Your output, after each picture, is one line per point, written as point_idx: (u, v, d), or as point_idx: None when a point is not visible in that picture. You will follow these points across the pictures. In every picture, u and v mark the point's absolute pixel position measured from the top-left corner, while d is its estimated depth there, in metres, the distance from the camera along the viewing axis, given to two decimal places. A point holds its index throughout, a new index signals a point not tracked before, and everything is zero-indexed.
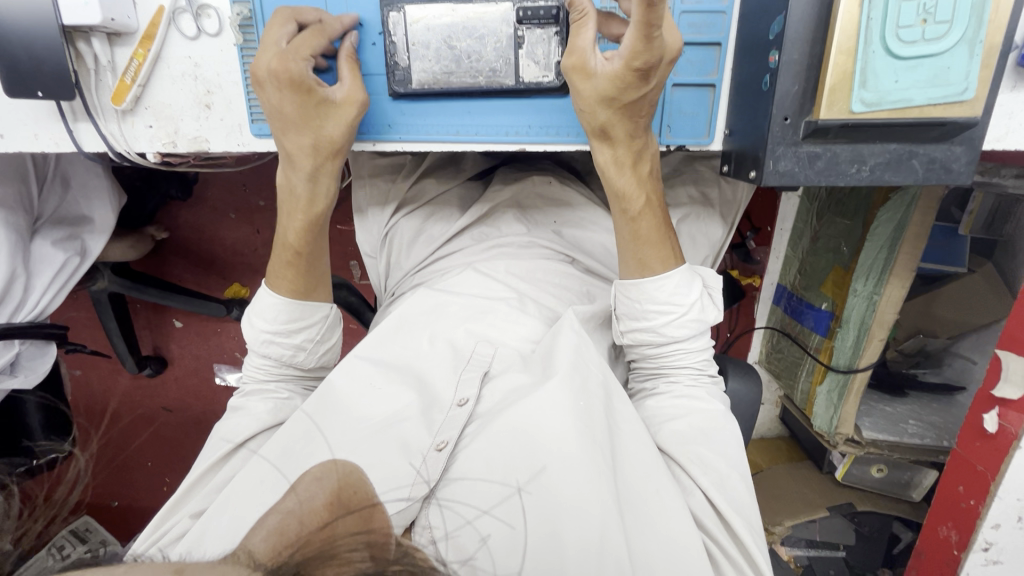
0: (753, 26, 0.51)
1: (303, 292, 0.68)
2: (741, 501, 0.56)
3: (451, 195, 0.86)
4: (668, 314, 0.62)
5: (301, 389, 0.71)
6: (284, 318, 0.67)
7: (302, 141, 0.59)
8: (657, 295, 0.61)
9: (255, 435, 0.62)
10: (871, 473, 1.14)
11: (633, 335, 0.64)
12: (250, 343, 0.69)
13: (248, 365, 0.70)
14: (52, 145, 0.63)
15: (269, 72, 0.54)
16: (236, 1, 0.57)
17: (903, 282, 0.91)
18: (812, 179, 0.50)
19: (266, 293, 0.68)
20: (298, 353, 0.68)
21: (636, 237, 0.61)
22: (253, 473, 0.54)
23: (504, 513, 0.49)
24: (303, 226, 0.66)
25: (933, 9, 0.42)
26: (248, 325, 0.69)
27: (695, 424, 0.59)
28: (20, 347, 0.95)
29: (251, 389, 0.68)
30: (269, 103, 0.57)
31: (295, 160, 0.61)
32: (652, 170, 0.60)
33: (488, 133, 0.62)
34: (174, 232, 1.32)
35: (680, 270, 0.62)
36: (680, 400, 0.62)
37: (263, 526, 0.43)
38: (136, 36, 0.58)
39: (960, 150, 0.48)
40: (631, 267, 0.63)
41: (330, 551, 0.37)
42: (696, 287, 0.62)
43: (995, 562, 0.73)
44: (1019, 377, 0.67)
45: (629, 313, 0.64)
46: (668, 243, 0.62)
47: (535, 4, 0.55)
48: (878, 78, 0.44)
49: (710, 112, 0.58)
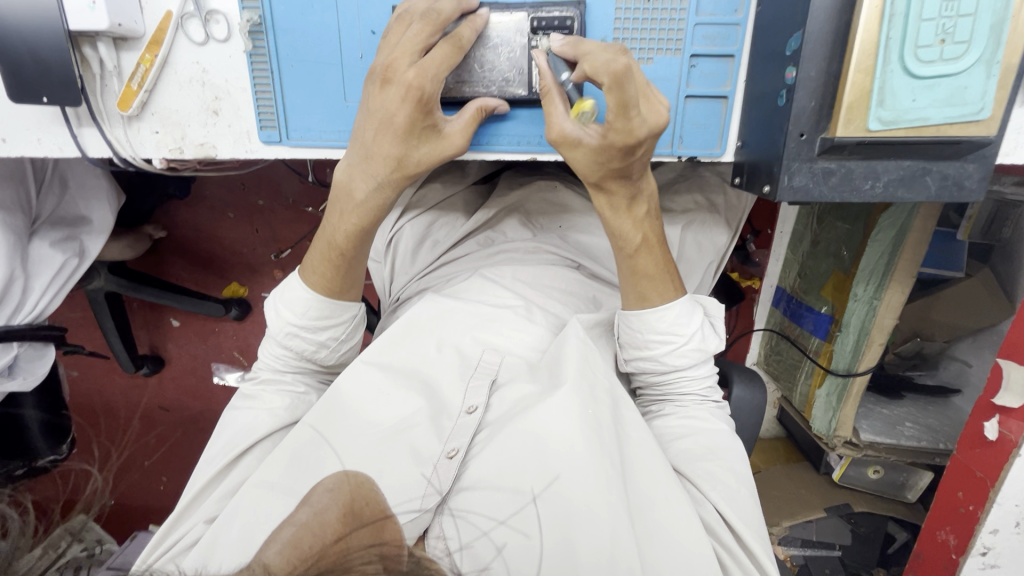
0: (768, 40, 0.51)
1: (338, 291, 0.65)
2: (748, 514, 0.56)
3: (457, 200, 0.88)
4: (669, 344, 0.62)
5: (316, 383, 0.70)
6: (313, 314, 0.65)
7: (392, 151, 0.56)
8: (658, 325, 0.62)
9: (261, 439, 0.61)
10: (867, 474, 1.14)
11: (635, 363, 0.65)
12: (271, 332, 0.66)
13: (267, 351, 0.69)
14: (55, 149, 0.62)
15: (404, 78, 0.52)
16: (245, 7, 0.56)
17: (903, 288, 0.92)
18: (825, 195, 0.50)
19: (296, 283, 0.65)
20: (320, 350, 0.67)
21: (637, 272, 0.62)
22: (259, 480, 0.54)
23: (520, 522, 0.50)
24: (354, 227, 0.62)
25: (952, 29, 0.42)
26: (272, 313, 0.66)
27: (703, 442, 0.61)
28: (19, 348, 0.93)
29: (266, 378, 0.68)
30: (383, 104, 0.54)
31: (371, 163, 0.57)
32: (648, 210, 0.61)
33: (501, 142, 0.62)
34: (173, 231, 1.31)
35: (682, 300, 0.63)
36: (685, 419, 0.63)
37: (275, 538, 0.42)
38: (143, 40, 0.57)
39: (972, 167, 0.49)
40: (632, 299, 0.64)
41: (344, 563, 0.36)
42: (696, 317, 0.63)
43: (993, 566, 0.75)
44: (1020, 386, 0.68)
45: (631, 343, 0.65)
46: (669, 278, 0.63)
47: (550, 14, 0.55)
48: (895, 97, 0.44)
49: (723, 123, 0.58)
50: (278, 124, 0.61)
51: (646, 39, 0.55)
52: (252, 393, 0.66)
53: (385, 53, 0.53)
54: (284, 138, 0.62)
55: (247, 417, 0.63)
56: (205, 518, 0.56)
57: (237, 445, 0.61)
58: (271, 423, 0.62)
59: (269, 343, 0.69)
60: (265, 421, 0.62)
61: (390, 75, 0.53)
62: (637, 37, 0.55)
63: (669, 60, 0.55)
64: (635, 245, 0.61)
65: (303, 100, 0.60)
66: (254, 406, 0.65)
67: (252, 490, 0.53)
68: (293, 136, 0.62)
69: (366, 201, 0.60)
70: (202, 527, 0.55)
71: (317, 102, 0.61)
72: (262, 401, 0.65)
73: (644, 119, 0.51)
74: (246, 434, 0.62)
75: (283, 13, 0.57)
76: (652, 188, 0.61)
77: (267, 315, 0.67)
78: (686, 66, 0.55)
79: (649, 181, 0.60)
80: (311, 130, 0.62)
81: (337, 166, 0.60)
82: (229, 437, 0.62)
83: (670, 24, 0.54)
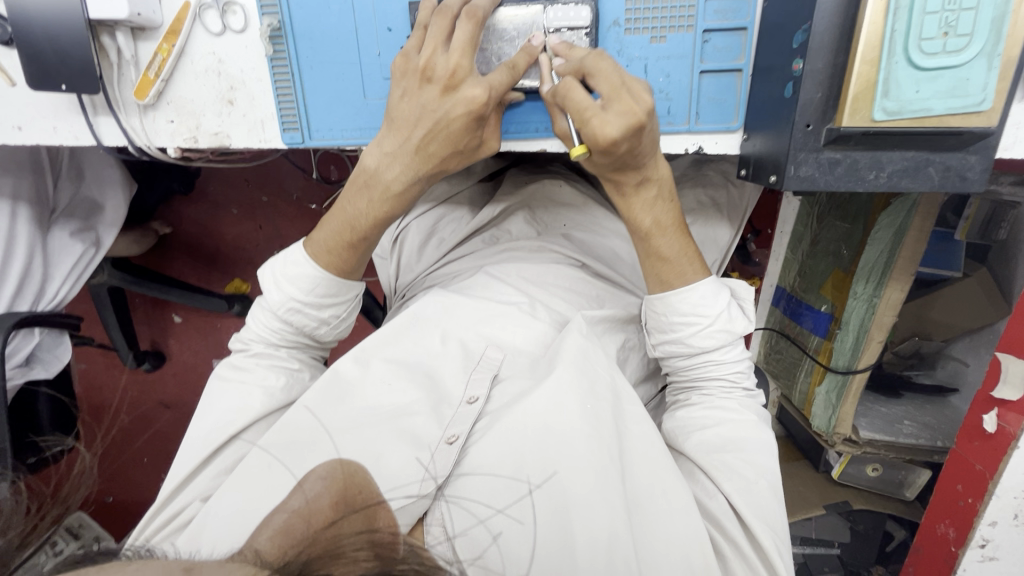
0: (778, 18, 0.52)
1: (344, 271, 0.64)
2: (765, 509, 0.55)
3: (463, 197, 0.89)
4: (693, 325, 0.63)
5: (309, 359, 0.69)
6: (320, 292, 0.63)
7: (442, 152, 0.57)
8: (681, 307, 0.63)
9: (257, 419, 0.61)
10: (866, 472, 1.16)
11: (662, 347, 0.66)
12: (271, 305, 0.64)
13: (260, 323, 0.66)
14: (71, 138, 0.64)
15: (471, 88, 0.53)
16: (265, 12, 0.58)
17: (902, 285, 0.92)
18: (831, 185, 0.51)
19: (301, 257, 0.63)
20: (321, 327, 0.66)
21: (657, 256, 0.63)
22: (257, 458, 0.54)
23: (515, 509, 0.51)
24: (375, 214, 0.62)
25: (954, 22, 0.43)
26: (275, 287, 0.64)
27: (724, 433, 0.60)
28: (38, 337, 0.95)
29: (259, 352, 0.66)
30: (440, 109, 0.54)
31: (402, 152, 0.57)
32: (669, 195, 0.63)
33: (519, 130, 0.63)
34: (177, 227, 1.32)
35: (706, 282, 0.63)
36: (713, 411, 0.62)
37: (268, 525, 0.43)
38: (161, 30, 0.58)
39: (975, 158, 0.50)
40: (654, 284, 0.65)
41: (336, 550, 0.37)
42: (722, 297, 0.63)
43: (992, 558, 0.75)
44: (1018, 379, 0.69)
45: (657, 326, 0.66)
46: (694, 257, 0.64)
47: (566, 4, 0.55)
48: (899, 87, 0.45)
49: (738, 97, 0.58)
50: (300, 125, 0.62)
51: (658, 19, 0.56)
52: (244, 365, 0.65)
53: (448, 56, 0.53)
54: (306, 140, 0.63)
55: (232, 390, 0.62)
56: (203, 498, 0.56)
57: (224, 421, 0.60)
58: (266, 406, 0.61)
59: (263, 315, 0.66)
60: (260, 402, 0.61)
61: (456, 82, 0.53)
62: (649, 17, 0.56)
63: (682, 37, 0.56)
64: (649, 228, 0.63)
65: (324, 100, 0.61)
66: (244, 382, 0.63)
67: (247, 472, 0.53)
68: (315, 135, 0.63)
69: (394, 187, 0.59)
70: (199, 505, 0.55)
71: (337, 99, 0.61)
72: (254, 376, 0.63)
73: (606, 122, 0.51)
74: (229, 410, 0.61)
75: (300, 17, 0.58)
76: (668, 174, 0.62)
77: (267, 286, 0.65)
78: (699, 42, 0.56)
79: (664, 167, 0.61)
80: (332, 130, 0.63)
81: (368, 153, 0.59)
82: (210, 413, 0.61)
83: (681, 3, 0.55)
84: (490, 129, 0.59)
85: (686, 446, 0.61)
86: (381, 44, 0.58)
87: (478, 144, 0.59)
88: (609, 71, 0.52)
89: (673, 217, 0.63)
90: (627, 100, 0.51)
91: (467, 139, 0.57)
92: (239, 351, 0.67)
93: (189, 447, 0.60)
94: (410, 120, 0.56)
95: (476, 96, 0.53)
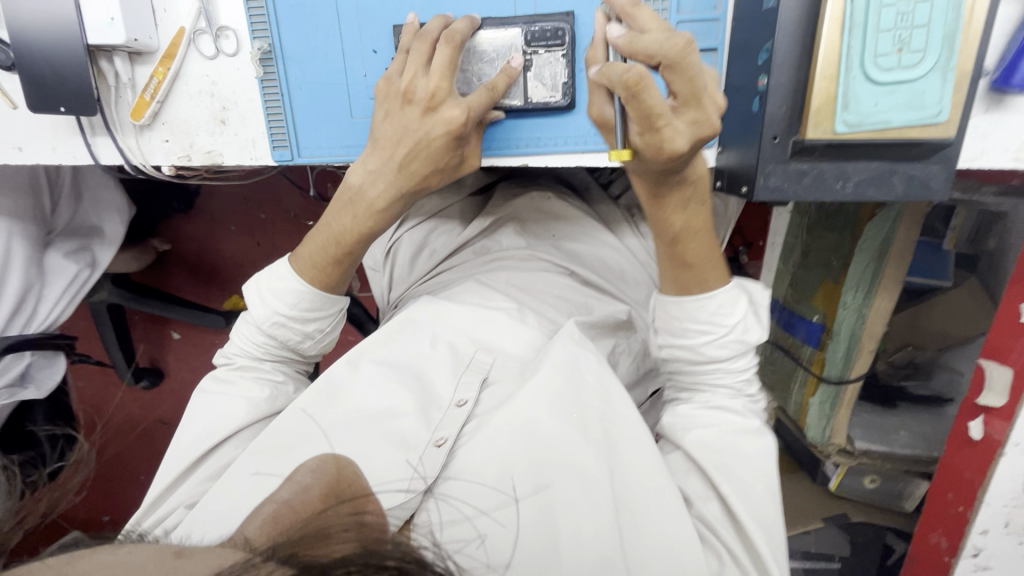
0: (746, 38, 0.54)
1: (330, 285, 0.65)
2: (761, 513, 0.55)
3: (454, 210, 0.91)
4: (707, 334, 0.62)
5: (293, 373, 0.70)
6: (304, 306, 0.64)
7: (423, 170, 0.59)
8: (697, 314, 0.62)
9: (241, 428, 0.62)
10: (862, 483, 1.12)
11: (668, 350, 0.65)
12: (255, 319, 0.65)
13: (244, 337, 0.67)
14: (69, 157, 0.66)
15: (450, 110, 0.55)
16: (257, 36, 0.60)
17: (891, 294, 0.94)
18: (799, 195, 0.53)
19: (286, 271, 0.64)
20: (305, 341, 0.67)
21: (682, 263, 0.61)
22: (245, 466, 0.55)
23: (500, 513, 0.51)
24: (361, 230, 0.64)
25: (908, 39, 0.45)
26: (259, 302, 0.65)
27: (711, 438, 0.60)
28: (31, 357, 0.96)
29: (244, 365, 0.67)
30: (422, 129, 0.56)
31: (387, 169, 0.59)
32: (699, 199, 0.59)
33: (501, 147, 0.64)
34: (176, 244, 1.34)
35: (726, 289, 0.62)
36: (714, 411, 0.62)
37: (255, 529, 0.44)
38: (157, 54, 0.61)
39: (936, 168, 0.51)
40: (671, 287, 0.63)
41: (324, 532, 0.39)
42: (741, 305, 0.62)
43: (985, 568, 0.75)
44: (1001, 385, 0.69)
45: (667, 329, 0.64)
46: (716, 265, 0.62)
47: (543, 26, 0.58)
48: (858, 101, 0.47)
49: None
50: (290, 144, 0.64)
51: None
52: (227, 378, 0.66)
53: (428, 80, 0.55)
54: (296, 157, 0.65)
55: (220, 403, 0.63)
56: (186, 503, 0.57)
57: (210, 433, 0.61)
58: (249, 415, 0.62)
59: (247, 329, 0.67)
60: (243, 410, 0.62)
61: (436, 104, 0.56)
62: None
63: None
64: (680, 230, 0.60)
65: (312, 120, 0.64)
66: (228, 393, 0.64)
67: (232, 481, 0.54)
68: (304, 153, 0.65)
69: (377, 202, 0.61)
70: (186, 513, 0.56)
71: (325, 118, 0.64)
72: (238, 388, 0.64)
73: (675, 138, 0.48)
74: (216, 422, 0.62)
75: (290, 41, 0.61)
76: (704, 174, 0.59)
77: (251, 301, 0.66)
78: None
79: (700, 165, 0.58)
80: (320, 148, 0.65)
81: (354, 170, 0.61)
82: (197, 425, 0.62)
83: None
84: (471, 146, 0.61)
85: (685, 439, 0.61)
86: (366, 66, 0.61)
87: (459, 161, 0.61)
88: (688, 71, 0.46)
89: (702, 220, 0.60)
90: (701, 108, 0.48)
91: (448, 158, 0.59)
92: (223, 364, 0.68)
93: (176, 457, 0.61)
94: (392, 139, 0.58)
95: (456, 117, 0.55)
